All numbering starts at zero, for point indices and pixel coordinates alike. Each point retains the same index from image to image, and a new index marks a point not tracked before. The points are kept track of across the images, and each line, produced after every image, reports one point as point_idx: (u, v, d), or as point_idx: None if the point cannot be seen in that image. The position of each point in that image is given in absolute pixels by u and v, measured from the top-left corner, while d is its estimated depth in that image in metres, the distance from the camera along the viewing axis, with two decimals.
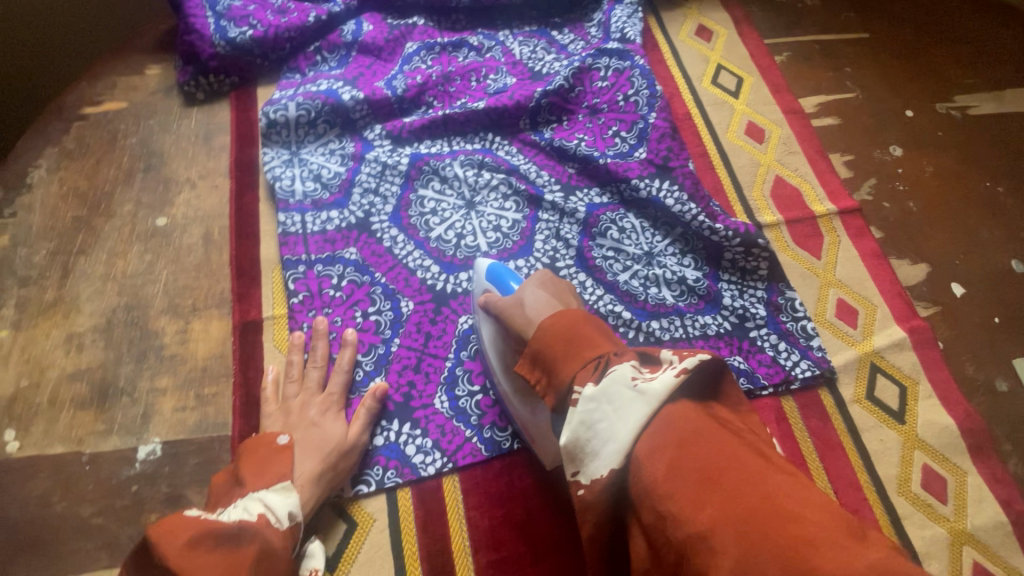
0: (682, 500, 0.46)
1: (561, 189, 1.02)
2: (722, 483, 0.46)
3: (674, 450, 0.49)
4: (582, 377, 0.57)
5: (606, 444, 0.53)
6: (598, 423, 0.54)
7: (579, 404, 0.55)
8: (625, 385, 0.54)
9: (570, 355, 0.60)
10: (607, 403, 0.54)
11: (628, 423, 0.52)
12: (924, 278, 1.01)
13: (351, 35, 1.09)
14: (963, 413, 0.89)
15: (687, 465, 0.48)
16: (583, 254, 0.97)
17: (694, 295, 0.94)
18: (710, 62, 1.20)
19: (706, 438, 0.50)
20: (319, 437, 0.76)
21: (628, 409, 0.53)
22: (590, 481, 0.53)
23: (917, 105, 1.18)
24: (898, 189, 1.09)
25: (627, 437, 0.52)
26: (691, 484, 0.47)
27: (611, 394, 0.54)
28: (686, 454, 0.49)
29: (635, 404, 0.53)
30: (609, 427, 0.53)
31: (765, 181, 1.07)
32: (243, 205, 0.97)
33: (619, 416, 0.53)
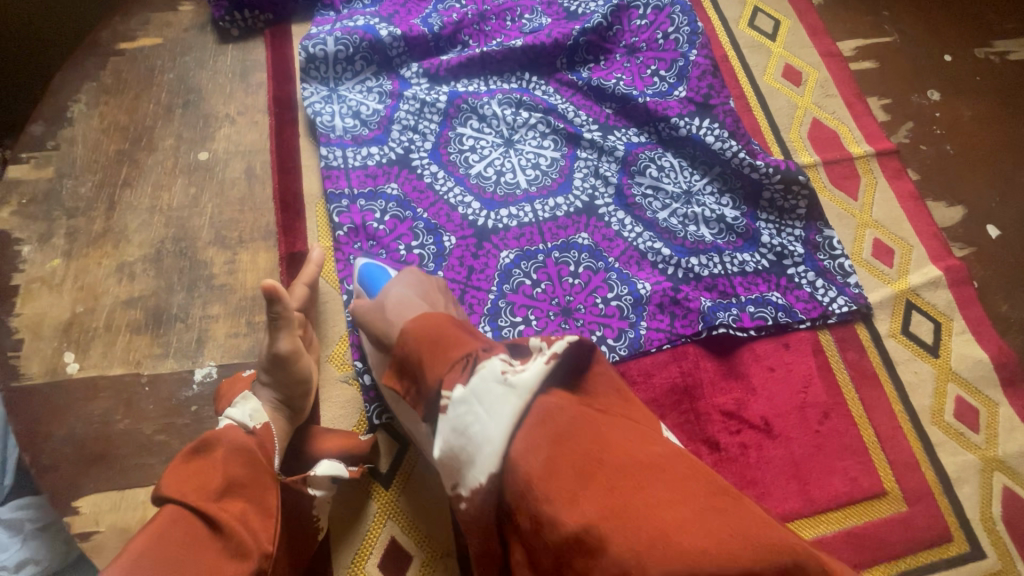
0: (562, 497, 0.48)
1: (598, 128, 1.02)
2: (603, 471, 0.48)
3: (550, 446, 0.51)
4: (451, 381, 0.58)
5: (481, 448, 0.54)
6: (470, 427, 0.55)
7: (448, 411, 0.56)
8: (490, 384, 0.56)
9: (432, 360, 0.61)
10: (478, 405, 0.55)
11: (500, 423, 0.54)
12: (960, 220, 1.01)
13: None
14: (996, 347, 0.91)
15: (566, 456, 0.50)
16: (622, 192, 0.97)
17: (732, 233, 0.95)
18: (747, 4, 1.18)
19: (585, 428, 0.52)
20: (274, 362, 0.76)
21: (499, 407, 0.54)
22: (469, 490, 0.55)
23: (956, 49, 1.17)
24: (935, 132, 1.09)
25: (501, 438, 0.53)
26: (568, 478, 0.48)
27: (481, 395, 0.55)
28: (562, 449, 0.50)
29: (507, 400, 0.54)
30: (482, 430, 0.54)
31: (802, 123, 1.07)
32: (284, 140, 0.97)
33: (490, 416, 0.54)
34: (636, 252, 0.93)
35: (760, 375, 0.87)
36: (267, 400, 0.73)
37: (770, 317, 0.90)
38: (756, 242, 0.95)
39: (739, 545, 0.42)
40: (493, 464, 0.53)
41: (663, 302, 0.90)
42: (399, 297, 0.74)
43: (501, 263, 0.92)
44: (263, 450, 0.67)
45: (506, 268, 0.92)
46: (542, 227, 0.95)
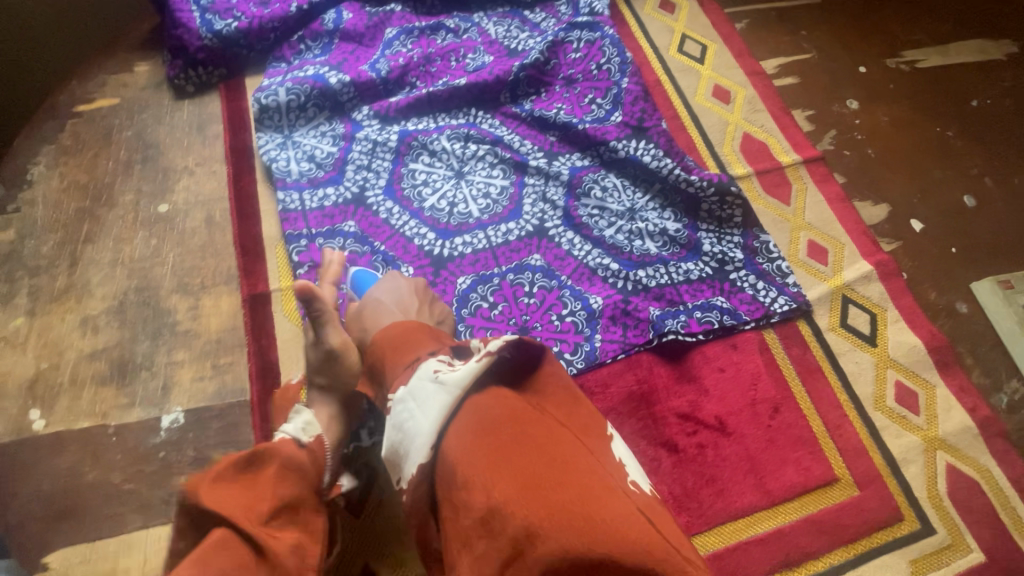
0: (475, 481, 0.50)
1: (544, 155, 1.08)
2: (507, 457, 0.51)
3: (471, 437, 0.54)
4: (397, 383, 0.66)
5: (415, 442, 0.58)
6: (406, 423, 0.60)
7: (391, 411, 0.63)
8: (424, 383, 0.61)
9: (390, 358, 0.70)
10: (412, 402, 0.60)
11: (429, 416, 0.58)
12: (886, 217, 1.09)
13: (332, 23, 1.15)
14: (928, 333, 0.97)
15: (484, 447, 0.52)
16: (570, 214, 1.03)
17: (676, 245, 1.01)
18: (675, 33, 1.28)
19: (504, 421, 0.54)
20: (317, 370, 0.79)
21: (429, 402, 0.59)
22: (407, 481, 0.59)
23: (869, 61, 1.28)
24: (856, 138, 1.17)
25: (429, 430, 0.58)
26: (481, 461, 0.51)
27: (415, 394, 0.61)
28: (481, 439, 0.53)
29: (435, 396, 0.59)
30: (415, 424, 0.59)
31: (734, 138, 1.14)
32: (242, 187, 1.00)
33: (423, 411, 0.59)
34: (586, 269, 0.98)
35: (711, 377, 0.92)
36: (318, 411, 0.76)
37: (716, 321, 0.95)
38: (699, 250, 1.00)
39: (623, 543, 0.44)
40: (420, 455, 0.57)
41: (615, 314, 0.94)
42: (372, 305, 0.85)
43: (458, 289, 0.96)
44: (315, 464, 0.69)
45: (463, 293, 0.96)
46: (495, 252, 0.99)
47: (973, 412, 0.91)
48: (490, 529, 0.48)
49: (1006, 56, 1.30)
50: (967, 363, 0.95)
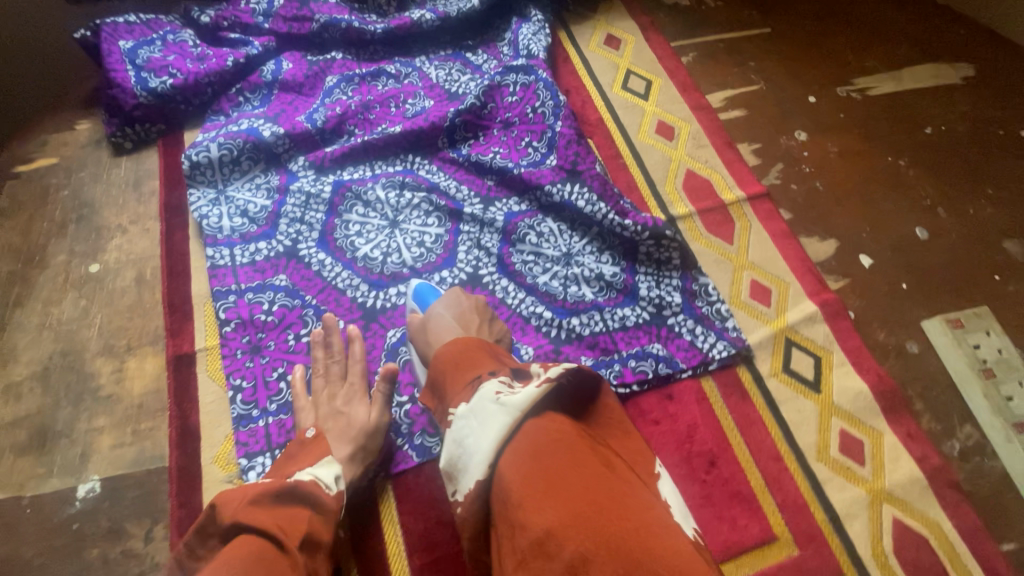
0: (529, 501, 0.54)
1: (480, 200, 1.07)
2: (562, 482, 0.54)
3: (529, 457, 0.57)
4: (460, 400, 0.71)
5: (473, 456, 0.63)
6: (467, 438, 0.65)
7: (453, 426, 0.69)
8: (484, 403, 0.66)
9: (451, 379, 0.76)
10: (475, 419, 0.65)
11: (488, 434, 0.62)
12: (834, 253, 1.06)
13: (270, 75, 1.15)
14: (875, 376, 0.93)
15: (540, 470, 0.56)
16: (504, 261, 1.01)
17: (613, 290, 0.99)
18: (620, 69, 1.27)
19: (561, 446, 0.58)
20: (344, 425, 0.83)
21: (490, 420, 0.63)
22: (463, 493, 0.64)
23: (819, 90, 1.26)
24: (804, 171, 1.15)
25: (488, 446, 0.61)
26: (539, 484, 0.55)
27: (477, 413, 0.65)
28: (537, 462, 0.56)
29: (495, 416, 0.63)
30: (474, 439, 0.64)
31: (677, 175, 1.13)
32: (174, 245, 1.00)
33: (482, 428, 0.63)
34: (519, 318, 0.96)
35: (645, 430, 0.89)
36: (344, 460, 0.80)
37: (651, 370, 0.92)
38: (636, 295, 0.98)
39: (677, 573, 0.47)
40: (477, 470, 0.61)
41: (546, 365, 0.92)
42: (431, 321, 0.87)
43: (387, 343, 0.94)
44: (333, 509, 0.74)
45: (392, 347, 0.94)
46: None
47: (922, 461, 0.87)
48: (543, 546, 0.51)
49: (963, 79, 1.28)
50: (917, 408, 0.91)
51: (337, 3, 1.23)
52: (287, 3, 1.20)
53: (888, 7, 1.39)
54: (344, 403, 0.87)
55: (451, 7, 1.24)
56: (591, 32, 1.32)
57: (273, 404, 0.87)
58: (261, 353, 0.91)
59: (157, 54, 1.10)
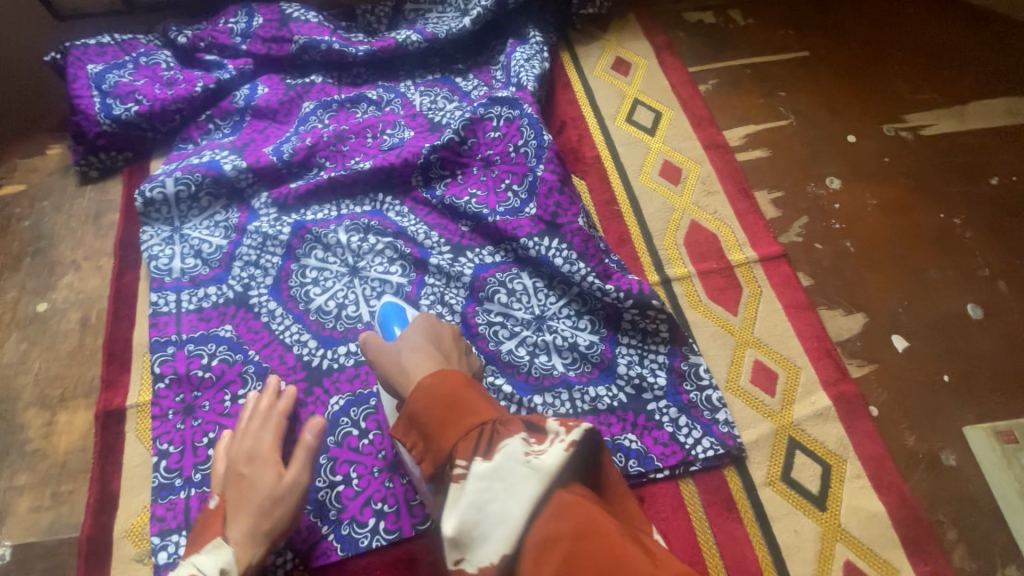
0: None
1: (450, 249, 0.96)
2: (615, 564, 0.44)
3: (569, 542, 0.48)
4: (464, 450, 0.56)
5: (498, 529, 0.51)
6: (489, 504, 0.53)
7: (464, 486, 0.54)
8: (513, 462, 0.54)
9: (438, 426, 0.60)
10: (499, 484, 0.53)
11: (519, 506, 0.51)
12: (861, 332, 0.89)
13: (243, 100, 1.08)
14: (896, 495, 0.77)
15: (582, 558, 0.46)
16: (468, 322, 0.90)
17: (587, 363, 0.86)
18: (626, 98, 1.13)
19: (596, 524, 0.48)
20: (246, 491, 0.73)
21: (519, 488, 0.52)
22: (476, 568, 0.51)
23: (860, 128, 1.08)
24: (832, 228, 0.98)
25: (520, 520, 0.51)
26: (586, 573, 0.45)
27: (502, 475, 0.53)
28: (578, 547, 0.47)
29: (526, 484, 0.52)
30: (500, 509, 0.52)
31: (678, 228, 0.98)
32: (122, 286, 0.95)
33: (509, 497, 0.52)
34: None
35: None
36: (239, 541, 0.70)
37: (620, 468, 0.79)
38: (613, 372, 0.85)
39: None
40: (505, 545, 0.50)
41: None
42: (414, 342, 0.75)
43: (329, 411, 0.85)
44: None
45: (334, 416, 0.85)
46: None
47: None
48: None
49: None
50: (947, 540, 0.75)
51: (318, 20, 1.13)
52: (266, 22, 1.12)
53: (955, 27, 1.18)
54: (249, 463, 0.75)
55: (441, 27, 1.13)
56: (598, 54, 1.19)
57: (197, 474, 0.80)
58: (193, 415, 0.84)
59: (126, 78, 1.05)
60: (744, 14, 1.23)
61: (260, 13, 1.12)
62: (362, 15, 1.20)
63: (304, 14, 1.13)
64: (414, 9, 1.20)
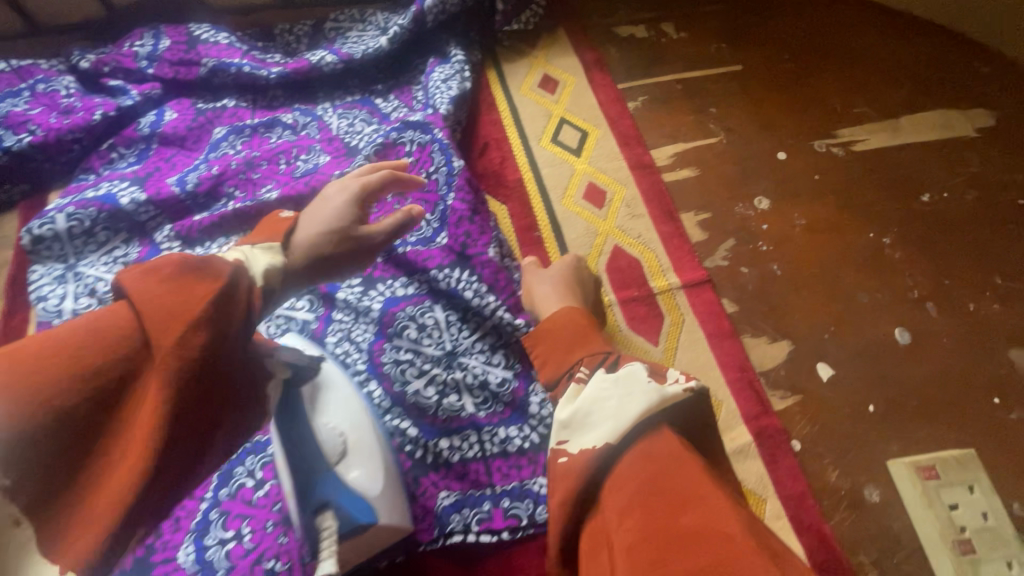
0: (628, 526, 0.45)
1: (359, 282, 0.90)
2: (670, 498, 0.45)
3: (644, 477, 0.48)
4: (591, 364, 0.67)
5: (601, 425, 0.56)
6: (605, 407, 0.58)
7: (607, 388, 0.60)
8: (640, 382, 0.58)
9: (559, 353, 0.73)
10: (619, 395, 0.58)
11: (628, 415, 0.54)
12: (785, 361, 0.85)
13: (148, 127, 1.03)
14: (816, 537, 0.73)
15: (651, 495, 0.46)
16: (374, 360, 0.85)
17: (499, 403, 0.84)
18: (552, 117, 1.09)
19: (675, 470, 0.48)
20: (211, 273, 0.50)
21: (634, 401, 0.55)
22: (574, 450, 0.56)
23: (792, 144, 1.04)
24: (760, 250, 0.94)
25: (616, 425, 0.54)
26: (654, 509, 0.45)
27: (627, 387, 0.58)
28: (655, 482, 0.47)
29: (638, 399, 0.55)
30: (614, 409, 0.56)
31: (601, 254, 0.94)
32: (14, 327, 0.91)
33: (623, 405, 0.56)
34: None
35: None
36: None
37: (527, 514, 0.79)
38: (525, 411, 0.84)
39: None
40: (610, 435, 0.54)
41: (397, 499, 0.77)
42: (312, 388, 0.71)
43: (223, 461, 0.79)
44: None
45: (228, 466, 0.79)
46: None
47: None
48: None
49: (978, 131, 1.04)
50: None
51: (228, 41, 1.08)
52: (173, 45, 1.07)
53: (889, 37, 1.15)
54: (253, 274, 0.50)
55: (358, 47, 1.09)
56: (526, 71, 1.14)
57: None
58: None
59: (20, 107, 0.99)
60: (677, 26, 1.18)
61: (167, 34, 1.07)
62: (280, 35, 1.15)
63: (214, 35, 1.08)
64: (334, 27, 1.15)
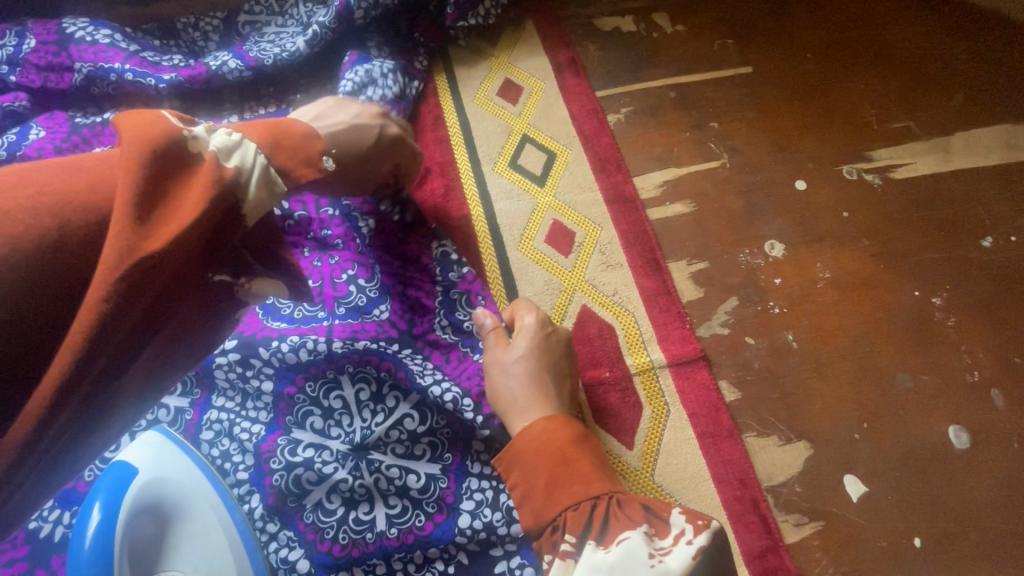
0: None
1: (234, 355, 0.65)
2: None
3: None
4: (573, 524, 0.45)
5: None
6: None
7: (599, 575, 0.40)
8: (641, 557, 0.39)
9: (541, 485, 0.49)
10: None
11: None
12: (802, 473, 0.64)
13: (5, 147, 0.81)
14: None
15: None
16: (261, 463, 0.62)
17: (422, 511, 0.62)
18: (512, 134, 0.87)
19: None
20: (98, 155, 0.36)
21: None
22: None
23: (814, 170, 0.82)
24: (771, 313, 0.72)
25: None
26: None
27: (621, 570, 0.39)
28: None
29: None
30: None
31: (564, 319, 0.73)
32: None
33: None
34: None
35: None
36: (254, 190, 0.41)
37: None
38: (454, 524, 0.61)
39: None
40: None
41: None
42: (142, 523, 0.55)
43: None
44: None
45: None
46: None
47: None
48: None
49: None
50: None
51: (110, 40, 0.87)
52: (40, 46, 0.86)
53: (939, 31, 0.92)
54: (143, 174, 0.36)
55: (269, 49, 0.87)
56: (483, 74, 0.91)
57: None
58: None
59: None
60: (673, 18, 0.94)
61: (33, 33, 0.86)
62: (183, 31, 0.93)
63: (92, 33, 0.87)
64: (249, 21, 0.93)
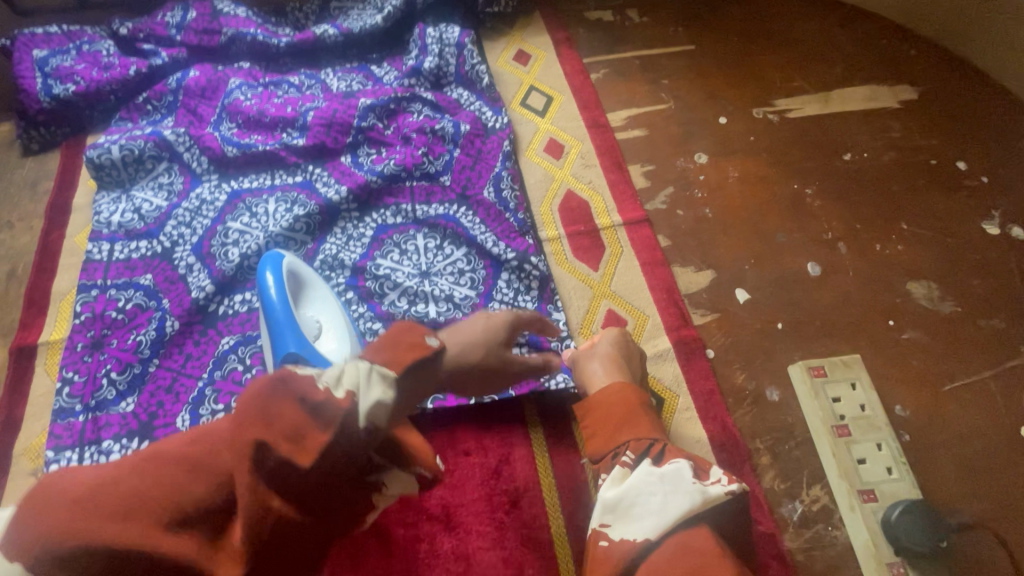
0: None
1: (356, 205, 1.04)
2: None
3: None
4: (635, 447, 0.64)
5: (648, 516, 0.55)
6: (649, 501, 0.56)
7: (654, 481, 0.58)
8: (685, 478, 0.57)
9: (607, 429, 0.69)
10: (662, 491, 0.57)
11: (672, 516, 0.53)
12: (708, 286, 0.97)
13: (175, 82, 1.16)
14: (719, 425, 0.84)
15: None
16: (358, 273, 0.99)
17: (460, 313, 0.95)
18: (523, 84, 1.23)
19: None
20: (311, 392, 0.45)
21: (677, 500, 0.55)
22: (618, 535, 0.55)
23: (733, 111, 1.17)
24: (695, 197, 1.07)
25: (667, 519, 0.53)
26: None
27: (669, 482, 0.57)
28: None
29: (684, 499, 0.54)
30: (659, 506, 0.55)
31: (555, 197, 1.08)
32: (49, 242, 1.07)
33: (666, 502, 0.55)
34: None
35: (454, 462, 0.83)
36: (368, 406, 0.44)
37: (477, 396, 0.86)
38: None
39: None
40: (657, 532, 0.52)
41: None
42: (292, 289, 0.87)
43: (219, 349, 0.94)
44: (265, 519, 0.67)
45: (222, 354, 0.93)
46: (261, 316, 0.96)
47: (748, 526, 0.78)
48: None
49: (900, 103, 1.16)
50: (762, 464, 0.82)
51: (246, 15, 1.25)
52: (198, 16, 1.23)
53: (830, 24, 1.29)
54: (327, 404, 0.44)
55: (357, 23, 1.25)
56: (503, 47, 1.28)
57: (92, 400, 0.89)
58: (101, 349, 0.93)
59: (68, 62, 1.16)
60: (640, 12, 1.32)
61: (194, 8, 1.24)
62: (291, 12, 1.31)
63: (234, 9, 1.25)
64: (338, 6, 1.32)
